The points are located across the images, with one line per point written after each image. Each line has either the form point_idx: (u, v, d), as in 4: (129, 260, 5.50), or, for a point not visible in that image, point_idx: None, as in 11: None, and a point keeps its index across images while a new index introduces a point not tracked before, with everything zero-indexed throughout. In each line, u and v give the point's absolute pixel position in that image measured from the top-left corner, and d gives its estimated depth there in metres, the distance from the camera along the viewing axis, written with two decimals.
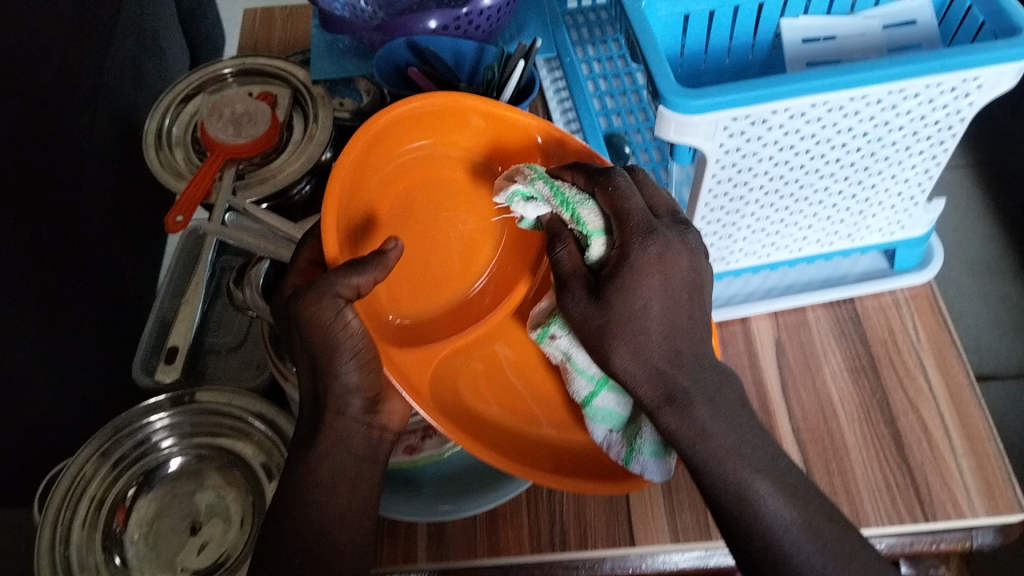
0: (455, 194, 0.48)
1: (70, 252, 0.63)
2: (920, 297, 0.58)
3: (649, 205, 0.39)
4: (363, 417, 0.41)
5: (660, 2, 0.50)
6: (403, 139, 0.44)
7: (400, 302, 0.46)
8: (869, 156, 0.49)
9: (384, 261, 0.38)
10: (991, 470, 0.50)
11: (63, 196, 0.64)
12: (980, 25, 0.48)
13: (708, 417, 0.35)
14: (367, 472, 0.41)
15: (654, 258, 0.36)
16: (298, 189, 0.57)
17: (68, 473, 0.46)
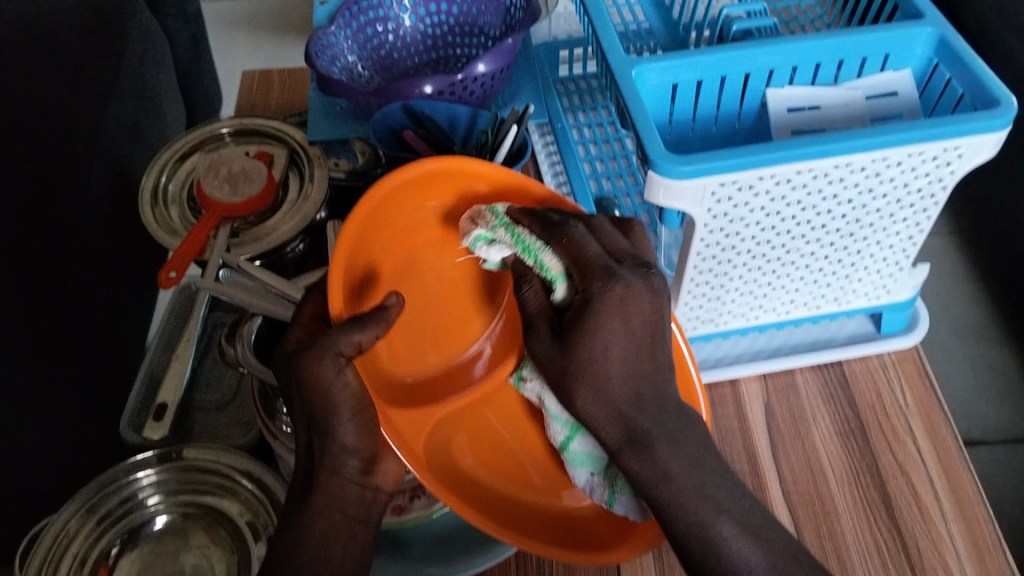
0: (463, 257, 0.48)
1: (59, 304, 0.63)
2: (907, 360, 0.59)
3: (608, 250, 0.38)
4: (359, 478, 0.40)
5: (650, 71, 0.51)
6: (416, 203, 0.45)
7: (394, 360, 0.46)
8: (854, 222, 0.50)
9: (384, 319, 0.40)
10: (981, 535, 0.50)
11: (54, 248, 0.64)
12: (960, 97, 0.50)
13: (669, 458, 0.36)
14: (361, 534, 0.40)
15: (620, 301, 0.36)
16: (292, 246, 0.58)
17: (51, 530, 0.45)
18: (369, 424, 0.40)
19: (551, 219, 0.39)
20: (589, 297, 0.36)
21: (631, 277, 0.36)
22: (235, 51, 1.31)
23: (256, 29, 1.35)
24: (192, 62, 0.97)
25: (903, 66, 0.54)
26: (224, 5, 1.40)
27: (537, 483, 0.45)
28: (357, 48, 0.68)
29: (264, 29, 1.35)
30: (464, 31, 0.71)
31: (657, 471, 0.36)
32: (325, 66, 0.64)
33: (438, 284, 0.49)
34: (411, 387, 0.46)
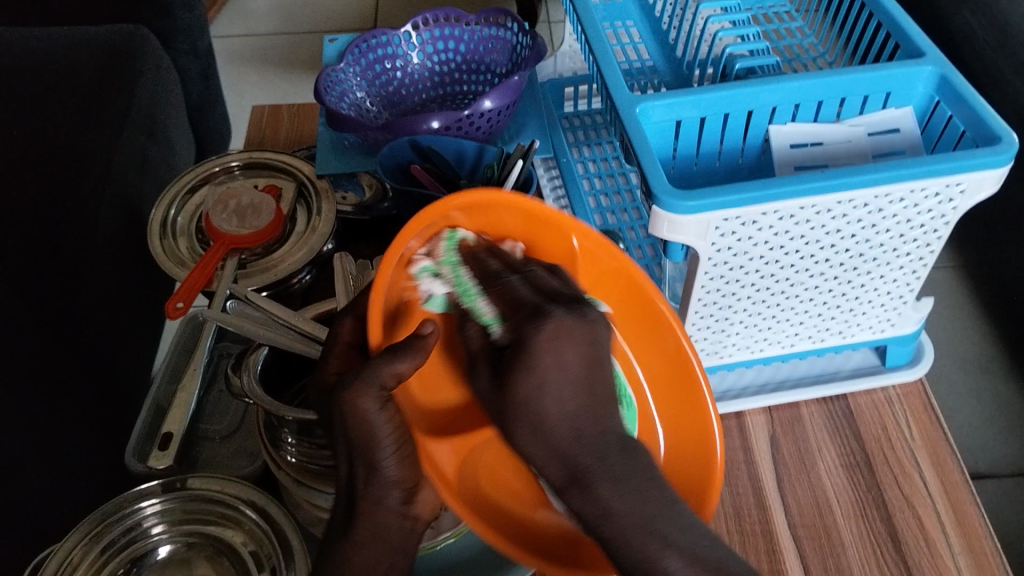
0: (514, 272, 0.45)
1: (67, 335, 0.63)
2: (912, 394, 0.59)
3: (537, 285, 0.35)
4: (400, 509, 0.39)
5: (655, 107, 0.52)
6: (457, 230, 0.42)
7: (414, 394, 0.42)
8: (858, 257, 0.51)
9: (425, 346, 0.37)
10: (990, 569, 0.49)
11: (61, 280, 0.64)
12: (961, 134, 0.51)
13: None
14: (399, 565, 0.39)
15: (552, 337, 0.31)
16: (298, 278, 0.58)
17: (54, 558, 0.45)
18: (410, 457, 0.39)
19: (494, 268, 0.38)
20: (516, 339, 0.32)
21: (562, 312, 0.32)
22: (244, 86, 1.33)
23: (265, 65, 1.37)
24: (202, 96, 0.98)
25: (904, 103, 0.55)
26: (235, 42, 1.43)
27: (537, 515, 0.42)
28: (366, 84, 0.69)
29: (273, 65, 1.37)
30: (470, 69, 0.72)
31: (602, 509, 0.34)
32: (334, 101, 0.65)
33: None
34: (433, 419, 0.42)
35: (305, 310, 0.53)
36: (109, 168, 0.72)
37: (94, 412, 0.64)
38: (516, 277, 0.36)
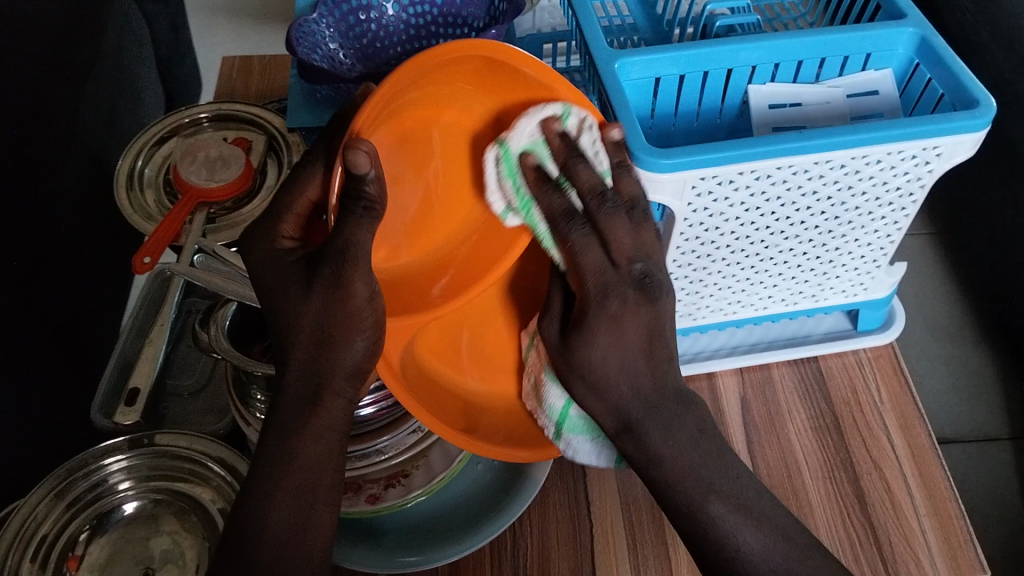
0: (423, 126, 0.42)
1: (45, 291, 0.62)
2: (883, 358, 0.59)
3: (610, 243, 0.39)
4: None
5: (634, 64, 0.51)
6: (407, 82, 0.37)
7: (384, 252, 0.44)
8: (833, 219, 0.51)
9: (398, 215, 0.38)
10: (953, 530, 0.50)
11: (42, 230, 0.62)
12: (940, 96, 0.51)
13: (660, 445, 0.40)
14: None
15: (616, 314, 0.39)
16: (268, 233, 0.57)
17: (18, 516, 0.44)
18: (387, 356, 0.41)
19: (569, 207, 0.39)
20: (588, 311, 0.39)
21: (627, 286, 0.39)
22: (216, 38, 1.30)
23: (236, 16, 1.33)
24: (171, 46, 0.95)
25: (884, 65, 0.54)
26: None
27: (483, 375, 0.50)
28: (339, 36, 0.68)
29: (243, 16, 1.33)
30: (447, 21, 0.70)
31: (646, 453, 0.40)
32: (306, 53, 0.63)
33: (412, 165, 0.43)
34: (402, 281, 0.45)
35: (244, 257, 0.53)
36: (80, 120, 0.70)
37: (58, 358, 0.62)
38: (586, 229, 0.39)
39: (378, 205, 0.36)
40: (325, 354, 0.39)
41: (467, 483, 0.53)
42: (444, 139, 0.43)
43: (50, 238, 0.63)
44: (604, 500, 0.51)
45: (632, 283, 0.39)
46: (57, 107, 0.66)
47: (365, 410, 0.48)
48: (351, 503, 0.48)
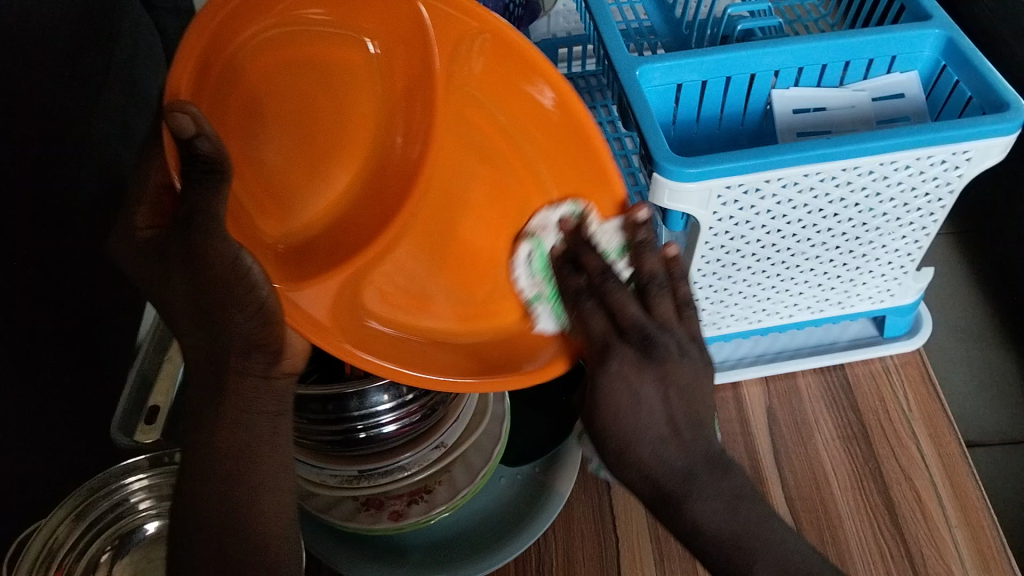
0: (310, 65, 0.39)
1: (64, 304, 0.61)
2: (910, 364, 0.59)
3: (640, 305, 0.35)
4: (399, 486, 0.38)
5: (655, 71, 0.50)
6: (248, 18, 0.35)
7: (276, 226, 0.40)
8: (860, 226, 0.50)
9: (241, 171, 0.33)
10: (986, 542, 0.49)
11: (59, 243, 0.62)
12: (968, 99, 0.50)
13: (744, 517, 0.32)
14: None
15: None
16: None
17: (42, 533, 0.43)
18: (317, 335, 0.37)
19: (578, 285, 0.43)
20: None
21: (627, 349, 0.40)
22: None
23: None
24: None
25: (909, 68, 0.53)
26: None
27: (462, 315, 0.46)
28: None
29: None
30: None
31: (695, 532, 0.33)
32: None
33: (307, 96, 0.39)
34: (304, 249, 0.41)
35: None
36: (99, 133, 0.70)
37: (71, 366, 0.61)
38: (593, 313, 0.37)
39: (221, 166, 0.31)
40: (224, 329, 0.36)
41: (492, 499, 0.52)
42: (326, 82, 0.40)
43: (64, 236, 0.63)
44: (630, 528, 0.50)
45: None
46: (75, 119, 0.66)
47: (388, 427, 0.47)
48: (373, 520, 0.48)
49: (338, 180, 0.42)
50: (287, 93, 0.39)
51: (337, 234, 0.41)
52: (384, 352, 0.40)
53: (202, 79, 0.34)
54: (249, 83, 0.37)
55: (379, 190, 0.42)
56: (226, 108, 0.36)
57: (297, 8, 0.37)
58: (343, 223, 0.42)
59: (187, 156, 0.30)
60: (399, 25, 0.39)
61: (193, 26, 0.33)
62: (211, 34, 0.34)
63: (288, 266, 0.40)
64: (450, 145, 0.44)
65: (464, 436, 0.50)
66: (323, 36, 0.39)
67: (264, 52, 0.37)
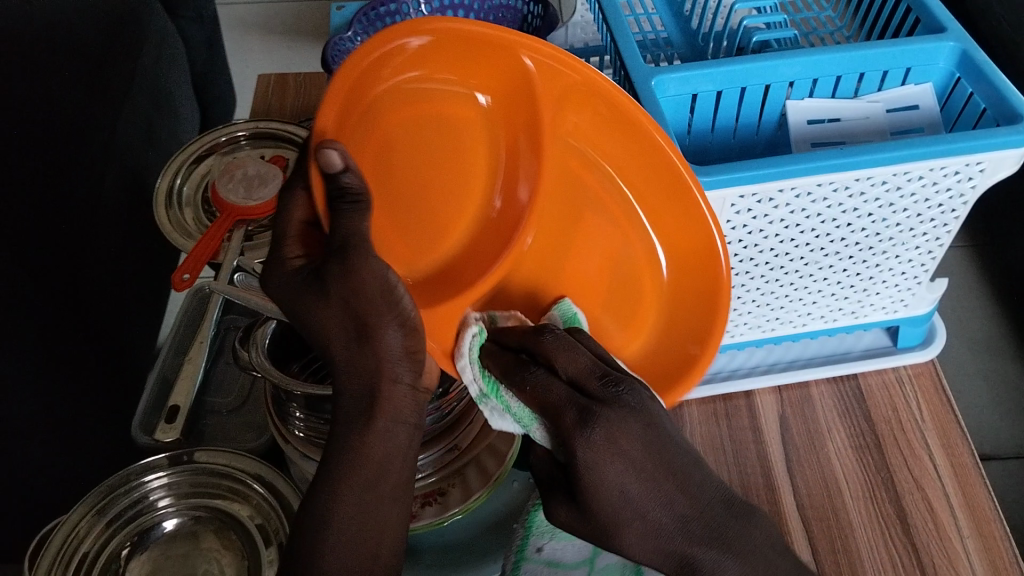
0: (429, 120, 0.40)
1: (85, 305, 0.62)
2: (924, 375, 0.59)
3: (574, 378, 0.34)
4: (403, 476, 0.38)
5: (671, 79, 0.50)
6: (390, 73, 0.37)
7: (405, 259, 0.40)
8: (874, 236, 0.50)
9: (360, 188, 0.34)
10: (998, 552, 0.49)
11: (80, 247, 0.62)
12: (982, 111, 0.50)
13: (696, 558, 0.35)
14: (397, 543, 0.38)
15: (603, 442, 0.31)
16: (178, 188, 0.57)
17: (60, 533, 0.45)
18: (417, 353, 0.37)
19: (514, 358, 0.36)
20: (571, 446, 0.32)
21: (609, 408, 0.32)
22: None
23: None
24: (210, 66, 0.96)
25: (925, 80, 0.54)
26: None
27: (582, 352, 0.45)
28: None
29: None
30: None
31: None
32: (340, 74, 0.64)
33: (424, 141, 0.41)
34: (427, 282, 0.41)
35: (171, 201, 0.56)
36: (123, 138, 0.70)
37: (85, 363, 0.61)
38: (540, 364, 0.35)
39: (366, 198, 0.33)
40: None
41: (505, 504, 0.52)
42: (444, 132, 0.41)
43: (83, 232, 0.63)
44: None
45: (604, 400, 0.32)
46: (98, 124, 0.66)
47: None
48: None
49: (459, 218, 0.42)
50: (411, 144, 0.40)
51: (451, 270, 0.41)
52: None
53: (355, 136, 0.36)
54: (381, 131, 0.38)
55: (491, 229, 0.42)
56: (364, 155, 0.37)
57: (421, 64, 0.39)
58: (467, 255, 0.42)
59: (330, 190, 0.32)
60: (508, 82, 0.41)
61: (343, 69, 0.34)
62: (358, 78, 0.35)
63: (419, 294, 0.40)
64: (551, 184, 0.44)
65: (476, 440, 0.51)
66: (437, 86, 0.40)
67: (388, 109, 0.38)
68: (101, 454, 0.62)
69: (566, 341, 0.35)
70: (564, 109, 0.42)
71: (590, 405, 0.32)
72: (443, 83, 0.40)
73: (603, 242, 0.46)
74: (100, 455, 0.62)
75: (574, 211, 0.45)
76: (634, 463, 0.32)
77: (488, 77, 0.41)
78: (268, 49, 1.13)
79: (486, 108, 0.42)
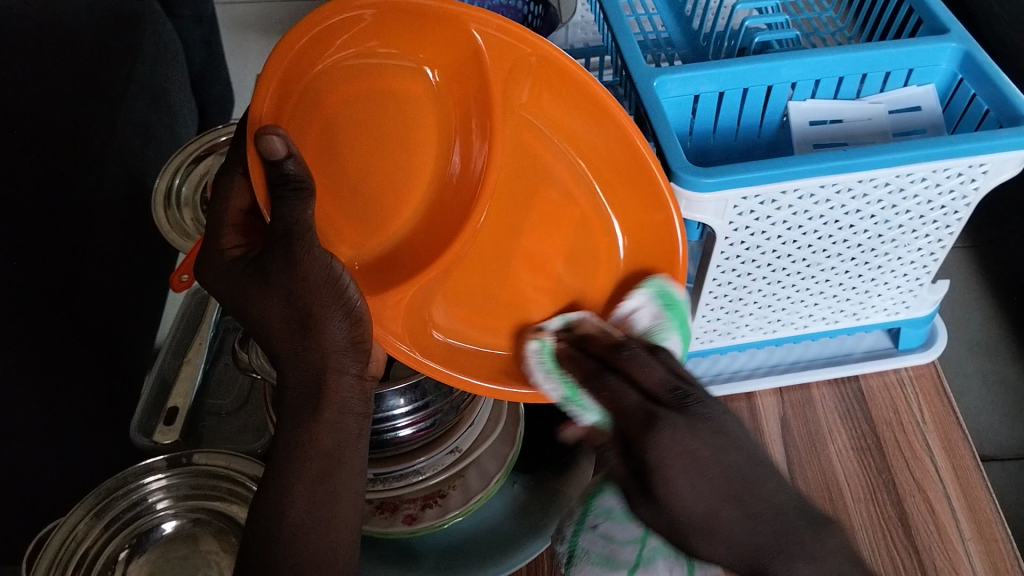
0: (377, 95, 0.40)
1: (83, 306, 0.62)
2: (925, 376, 0.58)
3: (645, 388, 0.36)
4: None
5: (673, 80, 0.50)
6: (321, 51, 0.38)
7: (354, 239, 0.41)
8: (876, 238, 0.50)
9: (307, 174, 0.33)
10: (1000, 555, 0.49)
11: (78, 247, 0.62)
12: (984, 113, 0.50)
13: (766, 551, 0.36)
14: None
15: (669, 443, 0.33)
16: (171, 184, 0.58)
17: (58, 535, 0.45)
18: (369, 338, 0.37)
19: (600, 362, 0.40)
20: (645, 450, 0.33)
21: (671, 412, 0.34)
22: None
23: None
24: None
25: (927, 81, 0.54)
26: None
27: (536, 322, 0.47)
28: None
29: None
30: None
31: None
32: None
33: (376, 114, 0.40)
34: (381, 263, 0.42)
35: (165, 198, 0.57)
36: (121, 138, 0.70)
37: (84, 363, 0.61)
38: (615, 374, 0.37)
39: (309, 184, 0.33)
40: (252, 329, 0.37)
41: (506, 505, 0.52)
42: (395, 106, 0.41)
43: (80, 237, 0.62)
44: None
45: (675, 407, 0.34)
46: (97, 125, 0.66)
47: (404, 431, 0.48)
48: (388, 523, 0.48)
49: (415, 194, 0.42)
50: (359, 120, 0.40)
51: (404, 249, 0.42)
52: (443, 359, 0.44)
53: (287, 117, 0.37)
54: (324, 113, 0.39)
55: (445, 202, 0.42)
56: (304, 137, 0.38)
57: (363, 40, 0.39)
58: (421, 233, 0.42)
59: (274, 176, 0.32)
60: (453, 53, 0.40)
61: (275, 54, 0.35)
62: (289, 67, 0.36)
63: (371, 278, 0.41)
64: (506, 163, 0.45)
65: (479, 441, 0.50)
66: (378, 63, 0.39)
67: (331, 88, 0.39)
68: (99, 455, 0.62)
69: (642, 355, 0.38)
70: (517, 87, 0.42)
71: (665, 412, 0.34)
72: (384, 59, 0.39)
73: (564, 222, 0.47)
74: (98, 456, 0.62)
75: (529, 188, 0.46)
76: (700, 463, 0.33)
77: (433, 49, 0.40)
78: None
79: (435, 83, 0.41)
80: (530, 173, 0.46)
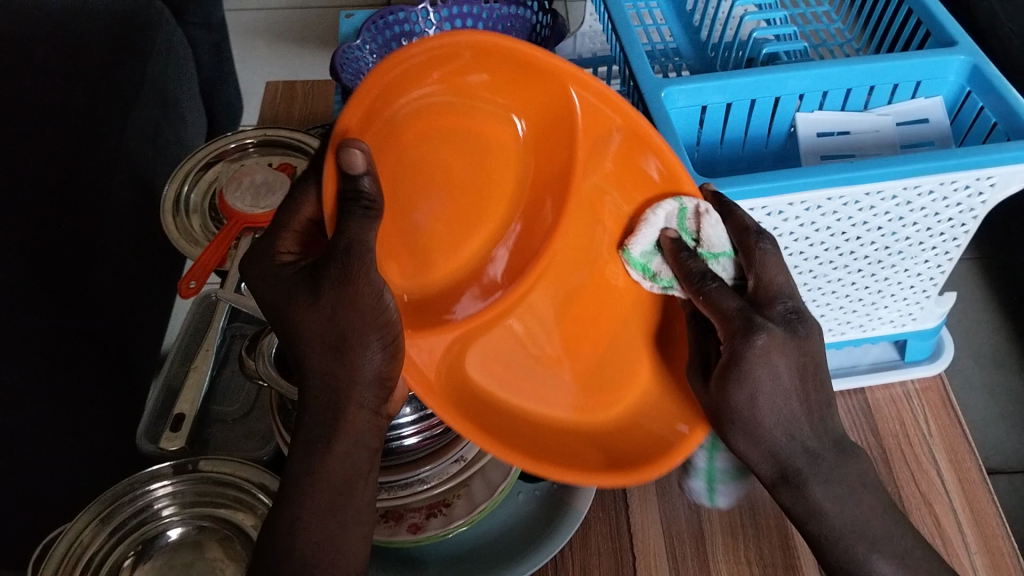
0: (465, 139, 0.40)
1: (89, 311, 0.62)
2: (931, 389, 0.58)
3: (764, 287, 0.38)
4: None
5: (681, 91, 0.50)
6: (417, 80, 0.36)
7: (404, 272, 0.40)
8: (883, 250, 0.50)
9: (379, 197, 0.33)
10: (1005, 568, 0.49)
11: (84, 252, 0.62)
12: (993, 125, 0.50)
13: (820, 493, 0.38)
14: None
15: (762, 350, 0.36)
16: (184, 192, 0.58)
17: (64, 541, 0.45)
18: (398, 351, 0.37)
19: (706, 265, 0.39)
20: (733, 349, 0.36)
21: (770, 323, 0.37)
22: None
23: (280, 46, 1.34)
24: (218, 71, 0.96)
25: (935, 93, 0.54)
26: None
27: (574, 399, 0.43)
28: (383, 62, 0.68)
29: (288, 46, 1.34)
30: None
31: (807, 505, 0.38)
32: (348, 80, 0.63)
33: (454, 152, 0.40)
34: (423, 302, 0.41)
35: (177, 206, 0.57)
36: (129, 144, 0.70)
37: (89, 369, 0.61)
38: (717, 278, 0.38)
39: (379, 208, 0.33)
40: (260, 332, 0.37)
41: (511, 515, 0.52)
42: (475, 149, 0.40)
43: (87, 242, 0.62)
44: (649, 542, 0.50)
45: (782, 320, 0.37)
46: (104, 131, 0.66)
47: (410, 439, 0.49)
48: (391, 532, 0.48)
49: (467, 244, 0.42)
50: (439, 157, 0.39)
51: (448, 297, 0.41)
52: (473, 416, 0.39)
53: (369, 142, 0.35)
54: (403, 143, 0.38)
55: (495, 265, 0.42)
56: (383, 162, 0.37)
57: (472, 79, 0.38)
58: (466, 286, 0.42)
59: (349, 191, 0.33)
60: (553, 113, 0.40)
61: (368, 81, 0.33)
62: (382, 90, 0.34)
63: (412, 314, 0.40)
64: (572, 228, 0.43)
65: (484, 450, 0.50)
66: (476, 105, 0.39)
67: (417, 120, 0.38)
68: None
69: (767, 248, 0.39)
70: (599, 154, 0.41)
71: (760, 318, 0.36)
72: (487, 103, 0.39)
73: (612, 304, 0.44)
74: None
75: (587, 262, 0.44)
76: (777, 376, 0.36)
77: (533, 106, 0.40)
78: (277, 56, 1.14)
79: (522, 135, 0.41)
80: (591, 246, 0.44)
